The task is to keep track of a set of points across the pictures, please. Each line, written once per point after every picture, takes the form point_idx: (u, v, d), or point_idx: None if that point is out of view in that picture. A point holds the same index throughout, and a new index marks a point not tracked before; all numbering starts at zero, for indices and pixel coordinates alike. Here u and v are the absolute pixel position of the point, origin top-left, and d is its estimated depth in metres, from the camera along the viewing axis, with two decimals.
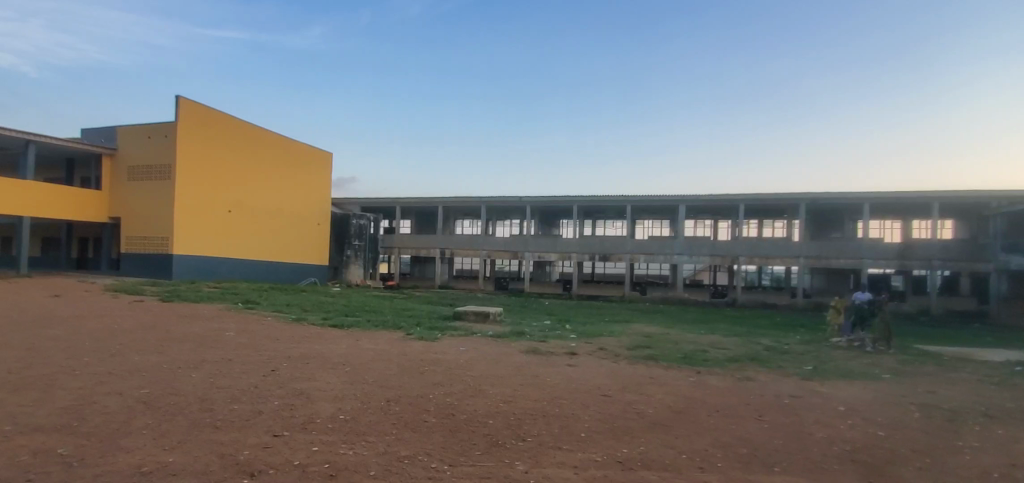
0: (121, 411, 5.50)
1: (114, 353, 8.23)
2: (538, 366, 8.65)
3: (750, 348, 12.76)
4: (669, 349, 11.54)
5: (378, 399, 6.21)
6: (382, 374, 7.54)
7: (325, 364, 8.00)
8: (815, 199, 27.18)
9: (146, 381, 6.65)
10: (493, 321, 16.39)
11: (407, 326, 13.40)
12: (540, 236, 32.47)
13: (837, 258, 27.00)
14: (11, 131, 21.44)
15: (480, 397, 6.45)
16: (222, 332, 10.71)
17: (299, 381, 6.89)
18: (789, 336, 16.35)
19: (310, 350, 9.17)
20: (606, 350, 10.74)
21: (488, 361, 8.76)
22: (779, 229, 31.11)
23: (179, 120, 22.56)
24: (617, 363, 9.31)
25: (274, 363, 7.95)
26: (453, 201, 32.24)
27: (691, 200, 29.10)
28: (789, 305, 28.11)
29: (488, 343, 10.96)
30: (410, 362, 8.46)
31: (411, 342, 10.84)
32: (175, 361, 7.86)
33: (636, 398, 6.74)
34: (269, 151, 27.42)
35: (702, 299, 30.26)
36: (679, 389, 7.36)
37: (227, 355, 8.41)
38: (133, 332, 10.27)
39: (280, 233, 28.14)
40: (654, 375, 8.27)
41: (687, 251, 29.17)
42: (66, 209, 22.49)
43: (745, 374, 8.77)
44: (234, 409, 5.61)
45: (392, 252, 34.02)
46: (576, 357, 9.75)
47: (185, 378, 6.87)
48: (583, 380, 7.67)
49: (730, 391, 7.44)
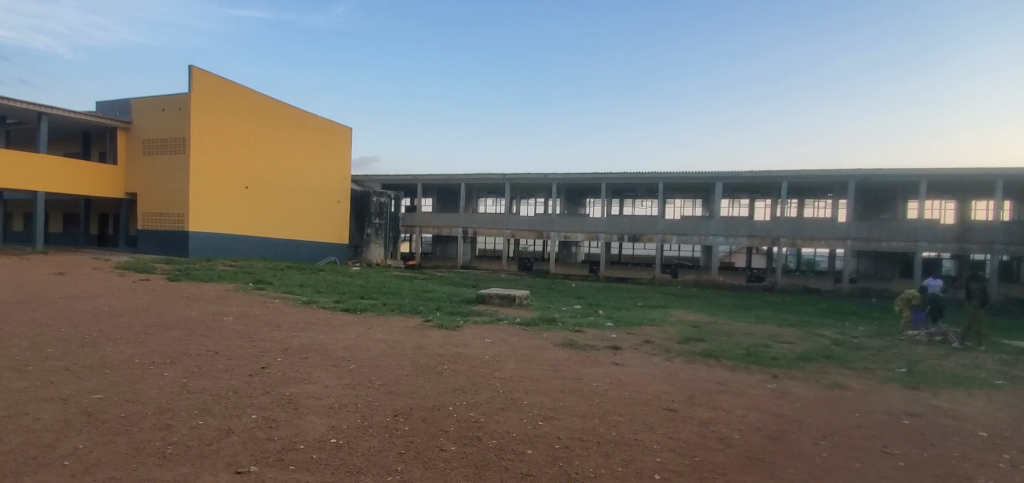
0: (54, 426, 4.28)
1: (86, 343, 7.11)
2: (578, 364, 7.24)
3: (816, 342, 11.14)
4: (725, 342, 10.03)
5: (382, 413, 4.83)
6: (391, 374, 6.23)
7: (326, 360, 6.74)
8: (867, 176, 24.78)
9: (103, 381, 5.44)
10: (519, 306, 15.13)
11: (426, 311, 12.18)
12: (566, 216, 30.86)
13: (889, 241, 24.65)
14: (22, 103, 20.66)
15: (513, 411, 5.05)
16: (219, 318, 9.55)
17: (290, 383, 5.61)
18: (851, 328, 14.61)
19: (312, 340, 7.91)
20: (653, 344, 9.26)
21: (519, 358, 7.39)
22: (822, 209, 29.09)
23: (194, 91, 21.43)
24: (671, 361, 7.81)
25: (265, 358, 6.69)
26: (475, 178, 30.73)
27: (729, 177, 27.00)
28: (834, 291, 26.07)
29: (517, 333, 9.58)
30: (427, 358, 7.13)
31: (430, 331, 9.53)
32: (150, 354, 6.66)
33: (712, 414, 5.27)
34: (286, 124, 26.32)
35: (738, 283, 28.41)
36: (760, 400, 5.86)
37: (213, 347, 7.18)
38: (122, 316, 9.20)
39: (298, 209, 27.24)
40: (723, 379, 6.78)
41: (723, 233, 27.12)
42: (82, 185, 21.69)
43: (832, 381, 7.21)
44: (197, 427, 4.33)
45: (413, 231, 32.74)
46: (620, 353, 8.32)
47: (153, 378, 5.65)
48: (637, 386, 6.23)
49: (825, 406, 5.93)
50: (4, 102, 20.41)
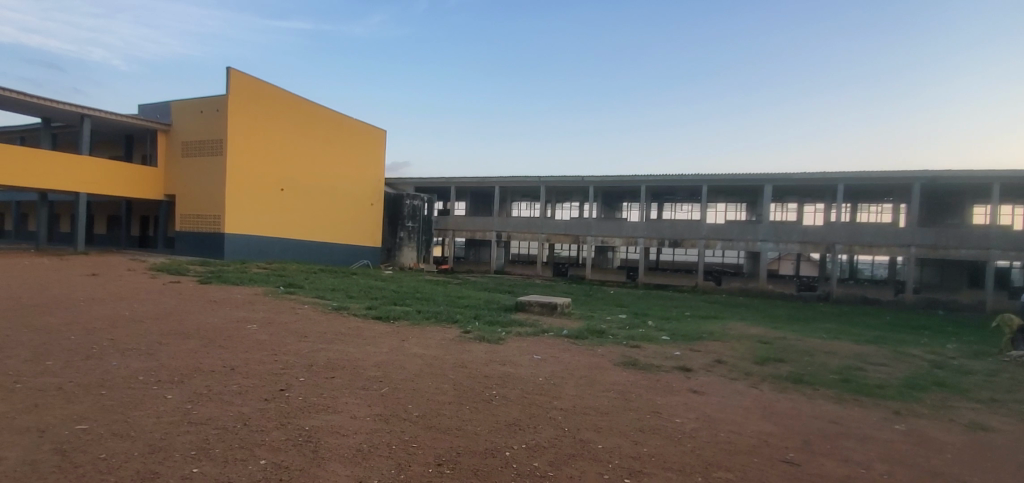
0: (18, 471, 3.44)
1: (92, 355, 6.39)
2: (649, 391, 6.07)
3: (913, 363, 9.59)
4: (810, 363, 8.67)
5: (423, 461, 3.80)
6: (430, 401, 5.20)
7: (354, 381, 5.77)
8: (934, 178, 22.55)
9: (94, 409, 4.62)
10: (562, 315, 14.01)
11: (463, 320, 11.14)
12: (603, 220, 29.50)
13: (959, 248, 22.29)
14: (65, 105, 20.79)
15: (587, 460, 3.95)
16: (243, 326, 8.77)
17: (312, 414, 4.66)
18: (942, 347, 12.83)
19: (339, 355, 6.99)
20: (727, 365, 7.99)
21: (579, 382, 6.28)
22: (881, 214, 26.88)
23: (230, 92, 21.17)
24: (758, 389, 6.57)
25: (287, 376, 5.80)
26: (509, 181, 29.74)
27: (780, 180, 25.14)
28: (896, 302, 23.86)
29: (568, 348, 8.42)
30: (471, 380, 6.09)
31: (469, 344, 8.48)
32: (158, 369, 5.86)
33: (846, 471, 4.06)
34: (322, 127, 25.97)
35: (788, 292, 26.51)
36: (897, 452, 4.58)
37: (230, 362, 6.34)
38: (141, 322, 8.55)
39: (333, 212, 26.82)
40: (835, 417, 5.50)
41: (773, 238, 25.13)
42: (123, 188, 21.66)
43: (969, 421, 5.82)
44: (189, 478, 3.38)
45: (446, 234, 31.95)
46: (695, 376, 7.08)
47: (156, 403, 4.80)
48: (732, 424, 5.02)
49: (984, 461, 4.61)
50: (48, 104, 20.56)
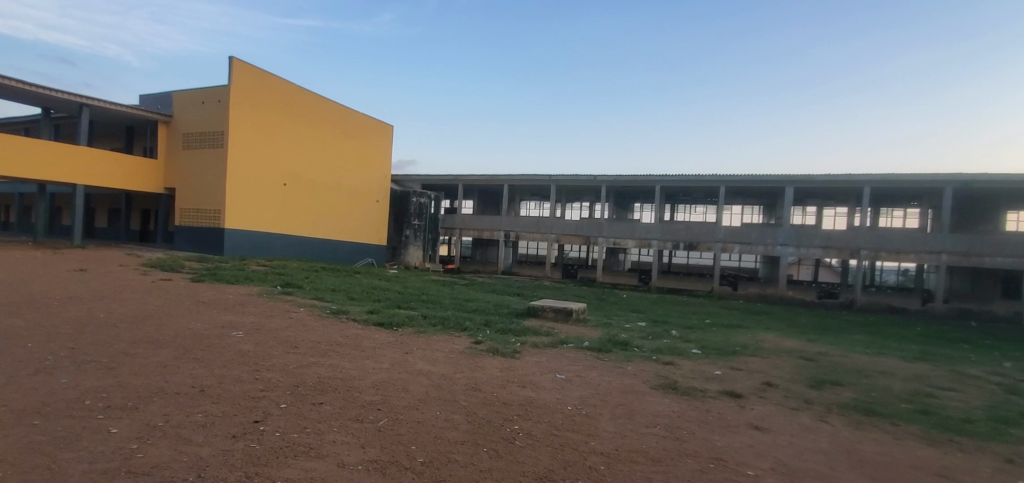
0: None
1: (42, 371, 5.39)
2: (703, 427, 5.01)
3: (982, 388, 8.44)
4: (872, 387, 7.56)
5: None
6: (438, 441, 4.16)
7: (345, 409, 4.76)
8: (968, 183, 21.21)
9: (13, 450, 3.62)
10: (577, 322, 12.97)
11: (473, 328, 10.11)
12: (616, 221, 28.25)
13: (993, 256, 20.92)
14: (63, 93, 19.91)
15: None
16: (228, 333, 7.78)
17: (288, 461, 3.61)
18: (996, 366, 11.65)
19: (332, 372, 5.98)
20: (781, 389, 6.91)
21: (618, 414, 5.22)
22: (905, 218, 25.70)
23: (233, 82, 20.27)
24: (828, 424, 5.51)
25: (265, 402, 4.80)
26: (518, 179, 28.63)
27: (802, 183, 23.88)
28: (923, 311, 22.46)
29: (595, 366, 7.37)
30: (486, 409, 5.04)
31: (481, 358, 7.46)
32: (113, 391, 4.86)
33: None
34: (326, 120, 25.05)
35: (808, 298, 25.21)
36: None
37: (202, 381, 5.34)
38: (114, 328, 7.57)
39: (338, 209, 25.94)
40: (941, 468, 4.43)
41: (793, 242, 23.84)
42: (123, 180, 20.85)
43: None
44: None
45: (454, 233, 30.83)
46: (750, 405, 6.00)
47: (95, 440, 3.80)
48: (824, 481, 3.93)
49: None
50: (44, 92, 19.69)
